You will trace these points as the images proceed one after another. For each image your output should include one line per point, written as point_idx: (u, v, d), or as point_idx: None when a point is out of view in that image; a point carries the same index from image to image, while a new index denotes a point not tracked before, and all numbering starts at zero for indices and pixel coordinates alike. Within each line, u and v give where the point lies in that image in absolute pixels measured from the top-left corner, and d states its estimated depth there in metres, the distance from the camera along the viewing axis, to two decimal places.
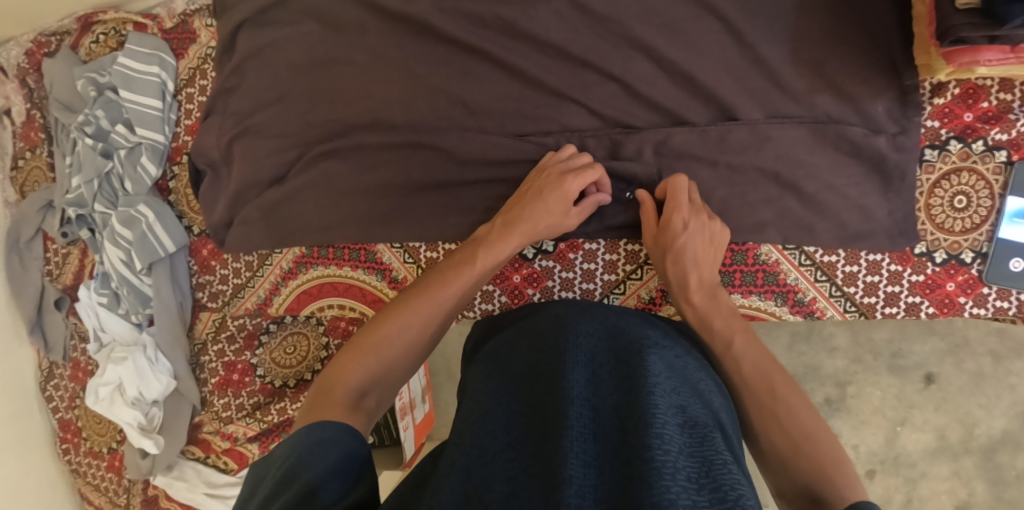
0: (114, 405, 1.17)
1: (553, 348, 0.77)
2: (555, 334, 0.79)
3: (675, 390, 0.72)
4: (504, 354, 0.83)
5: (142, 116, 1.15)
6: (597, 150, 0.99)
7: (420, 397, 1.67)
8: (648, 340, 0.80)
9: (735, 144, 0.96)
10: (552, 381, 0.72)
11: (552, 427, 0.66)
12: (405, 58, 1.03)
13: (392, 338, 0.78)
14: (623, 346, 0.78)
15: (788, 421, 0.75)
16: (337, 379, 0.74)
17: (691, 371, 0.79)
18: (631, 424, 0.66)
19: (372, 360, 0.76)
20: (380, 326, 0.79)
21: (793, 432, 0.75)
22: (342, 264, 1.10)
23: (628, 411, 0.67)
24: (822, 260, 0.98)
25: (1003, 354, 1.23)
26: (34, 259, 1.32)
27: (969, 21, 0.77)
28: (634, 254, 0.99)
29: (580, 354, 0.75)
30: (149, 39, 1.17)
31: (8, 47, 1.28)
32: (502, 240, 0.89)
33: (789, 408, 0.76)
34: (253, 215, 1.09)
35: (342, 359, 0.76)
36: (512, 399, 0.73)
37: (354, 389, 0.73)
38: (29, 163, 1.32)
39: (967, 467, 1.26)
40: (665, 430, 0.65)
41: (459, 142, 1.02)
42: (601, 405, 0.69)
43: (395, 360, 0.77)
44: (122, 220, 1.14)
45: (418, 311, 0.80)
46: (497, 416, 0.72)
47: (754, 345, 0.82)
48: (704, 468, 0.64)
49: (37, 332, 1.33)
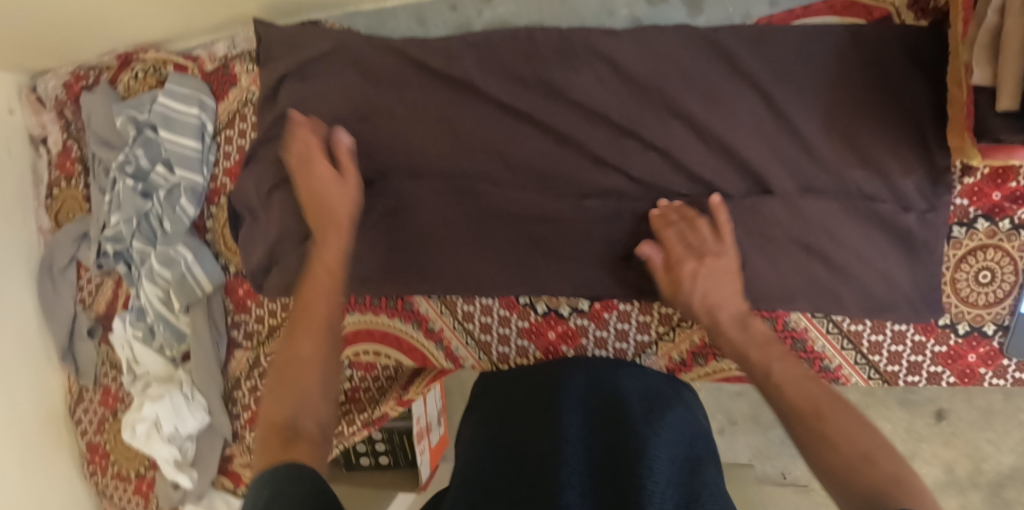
0: (150, 441, 1.18)
1: (544, 393, 0.82)
2: (545, 379, 0.85)
3: (663, 421, 0.79)
4: (495, 394, 0.87)
5: (181, 156, 1.17)
6: (632, 214, 0.99)
7: (435, 420, 1.67)
8: (632, 378, 0.86)
9: (770, 217, 0.96)
10: (546, 422, 0.77)
11: (549, 464, 0.70)
12: (446, 110, 1.03)
13: (311, 357, 0.81)
14: (609, 385, 0.84)
15: (834, 437, 0.72)
16: (277, 410, 0.75)
17: (675, 398, 0.86)
18: (625, 464, 0.71)
19: (294, 390, 0.77)
20: (296, 344, 0.82)
21: (839, 447, 0.71)
22: (379, 310, 1.11)
23: (617, 449, 0.73)
24: (849, 328, 1.01)
25: (1014, 393, 1.27)
26: (68, 285, 1.33)
27: (1010, 126, 0.80)
28: (666, 316, 1.02)
29: (572, 399, 0.80)
30: (189, 79, 1.19)
31: (46, 78, 1.30)
32: (348, 239, 0.93)
33: (836, 424, 0.73)
34: (292, 263, 1.10)
35: (270, 402, 0.76)
36: (506, 437, 0.78)
37: (301, 413, 0.75)
38: (63, 193, 1.33)
39: (976, 501, 1.30)
40: (656, 462, 0.71)
41: (498, 200, 1.02)
42: (593, 444, 0.75)
43: (320, 371, 0.80)
44: (161, 260, 1.17)
45: (317, 334, 0.83)
46: (498, 451, 0.76)
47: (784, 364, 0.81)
48: (694, 492, 0.70)
49: (69, 358, 1.34)
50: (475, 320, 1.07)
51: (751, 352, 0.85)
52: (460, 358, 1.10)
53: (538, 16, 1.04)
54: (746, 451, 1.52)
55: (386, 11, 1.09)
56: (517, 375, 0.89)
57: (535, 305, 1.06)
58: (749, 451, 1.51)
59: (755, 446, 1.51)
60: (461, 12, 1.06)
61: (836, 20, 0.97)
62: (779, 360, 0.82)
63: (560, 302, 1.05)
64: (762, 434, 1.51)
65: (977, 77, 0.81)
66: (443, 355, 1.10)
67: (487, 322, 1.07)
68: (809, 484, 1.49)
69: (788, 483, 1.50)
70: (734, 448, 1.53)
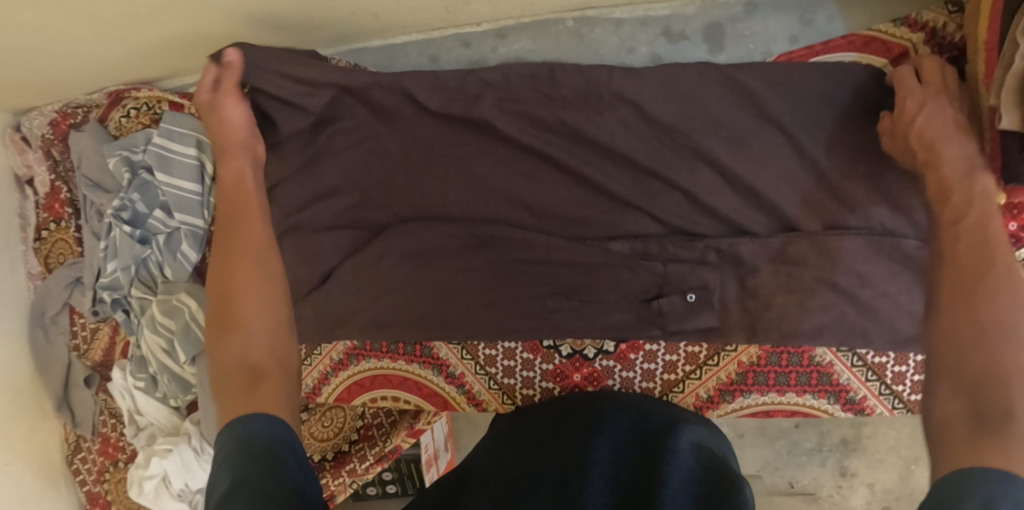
0: (160, 498, 1.13)
1: (580, 439, 0.88)
2: (584, 428, 0.90)
3: (689, 464, 0.83)
4: (534, 437, 0.93)
5: (180, 200, 1.12)
6: (659, 255, 0.99)
7: (444, 445, 1.60)
8: (668, 424, 0.91)
9: (796, 256, 0.96)
10: (578, 462, 0.83)
11: (574, 478, 0.79)
12: (463, 155, 1.01)
13: (255, 296, 0.84)
14: (644, 435, 0.89)
15: (976, 364, 0.64)
16: (229, 357, 0.79)
17: (709, 449, 0.89)
18: (650, 479, 0.79)
19: (243, 329, 0.81)
20: (235, 284, 0.85)
21: (967, 374, 0.64)
22: (396, 357, 1.10)
23: (642, 486, 0.78)
24: (873, 360, 1.00)
25: None
26: (60, 333, 1.27)
27: None
28: (693, 356, 1.02)
29: (604, 430, 0.90)
30: (185, 118, 1.13)
31: (30, 116, 1.22)
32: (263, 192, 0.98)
33: (981, 335, 0.65)
34: (307, 312, 1.07)
35: (223, 346, 0.80)
36: (538, 469, 0.84)
37: (249, 354, 0.79)
38: (52, 235, 1.27)
39: None
40: (676, 498, 0.76)
41: (522, 244, 1.01)
42: (620, 483, 0.80)
43: (271, 315, 0.83)
44: (164, 310, 1.12)
45: (253, 271, 0.86)
46: (532, 486, 0.81)
47: (986, 257, 0.70)
48: None
49: (64, 408, 1.28)
50: (498, 365, 1.07)
51: (955, 200, 0.78)
52: (483, 402, 1.09)
53: (556, 54, 1.04)
54: (752, 464, 1.46)
55: (397, 47, 1.08)
56: (557, 421, 0.95)
57: (559, 348, 1.05)
58: (756, 463, 1.44)
59: (763, 457, 1.44)
60: (476, 48, 1.06)
61: (856, 57, 0.96)
62: (975, 228, 0.74)
63: (586, 343, 1.04)
64: (768, 447, 1.44)
65: (1007, 123, 0.79)
66: (464, 399, 1.09)
67: (510, 366, 1.06)
68: (818, 492, 1.42)
69: (798, 493, 1.43)
70: (743, 461, 1.45)
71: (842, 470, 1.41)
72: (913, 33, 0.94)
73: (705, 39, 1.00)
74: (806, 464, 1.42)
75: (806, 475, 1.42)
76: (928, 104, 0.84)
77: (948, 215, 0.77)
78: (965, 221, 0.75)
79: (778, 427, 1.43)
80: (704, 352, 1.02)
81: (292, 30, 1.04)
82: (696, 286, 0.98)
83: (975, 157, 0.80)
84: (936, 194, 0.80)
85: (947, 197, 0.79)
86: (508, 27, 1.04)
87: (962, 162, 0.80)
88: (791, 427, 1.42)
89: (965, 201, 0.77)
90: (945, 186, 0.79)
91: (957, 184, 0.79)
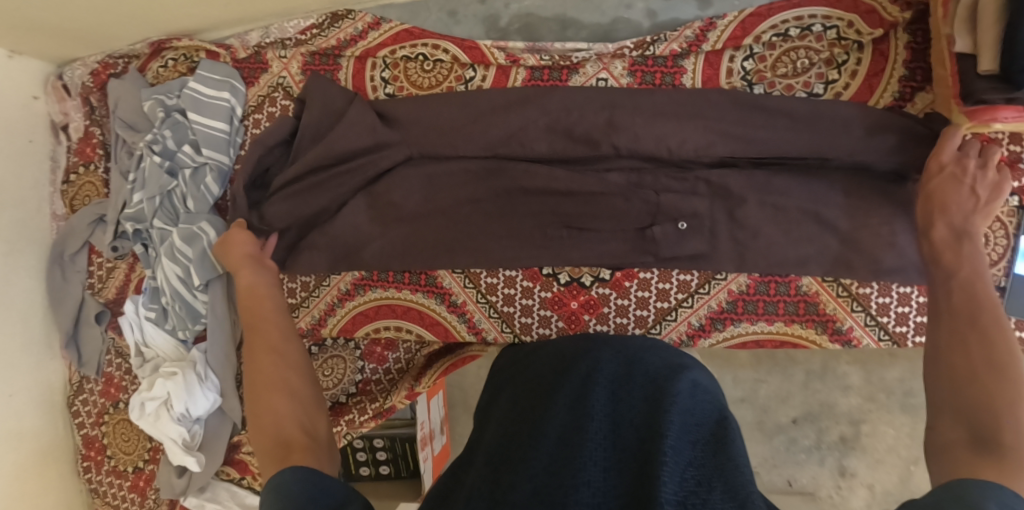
0: (159, 420, 1.16)
1: (573, 377, 0.78)
2: (576, 363, 0.80)
3: (692, 408, 0.75)
4: (526, 385, 0.83)
5: (209, 137, 1.20)
6: (653, 188, 1.04)
7: (439, 428, 1.63)
8: (667, 363, 0.82)
9: (780, 187, 1.02)
10: (573, 405, 0.74)
11: (573, 438, 0.70)
12: (472, 95, 1.08)
13: (273, 369, 0.88)
14: (642, 374, 0.79)
15: (972, 396, 0.68)
16: (264, 432, 0.82)
17: (710, 391, 0.81)
18: (647, 424, 0.71)
19: (271, 392, 0.85)
20: (261, 353, 0.90)
21: (966, 405, 0.68)
22: (401, 286, 1.15)
23: (643, 428, 0.71)
24: (858, 291, 1.04)
25: None
26: (77, 272, 1.32)
27: (991, 86, 0.87)
28: (685, 284, 1.07)
29: (601, 366, 0.79)
30: (221, 66, 1.23)
31: (74, 67, 1.34)
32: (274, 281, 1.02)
33: (975, 371, 0.70)
34: (320, 241, 1.13)
35: (255, 416, 0.84)
36: (529, 417, 0.76)
37: (280, 428, 0.82)
38: (81, 179, 1.34)
39: None
40: (676, 443, 0.69)
41: (525, 175, 1.06)
42: (620, 423, 0.72)
43: (293, 392, 0.86)
44: (183, 237, 1.17)
45: (271, 332, 0.93)
46: (522, 437, 0.73)
47: (973, 302, 0.77)
48: (718, 472, 0.67)
49: (72, 347, 1.31)
50: (498, 293, 1.11)
51: (947, 262, 0.84)
52: (482, 331, 1.12)
53: (561, 10, 1.14)
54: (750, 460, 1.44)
55: (420, 4, 1.18)
56: (548, 361, 0.85)
57: (558, 276, 1.10)
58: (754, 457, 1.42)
59: (762, 454, 1.43)
60: (490, 5, 1.15)
61: (827, 11, 1.04)
62: (949, 279, 0.82)
63: (583, 272, 1.09)
64: (767, 443, 1.43)
65: (958, 45, 0.90)
66: (465, 328, 1.13)
67: (510, 294, 1.11)
68: (817, 492, 1.40)
69: (796, 492, 1.41)
70: None
71: (842, 470, 1.40)
72: None
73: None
74: (805, 463, 1.41)
75: (805, 474, 1.41)
76: (948, 171, 0.90)
77: (942, 274, 0.83)
78: (960, 272, 0.81)
79: (776, 422, 1.43)
80: (696, 281, 1.07)
81: None
82: (685, 214, 1.04)
83: (969, 225, 0.86)
84: (931, 256, 0.87)
85: (939, 257, 0.85)
86: None
87: (953, 230, 0.87)
88: (789, 423, 1.42)
89: (955, 260, 0.83)
90: (936, 247, 0.87)
91: (947, 248, 0.85)
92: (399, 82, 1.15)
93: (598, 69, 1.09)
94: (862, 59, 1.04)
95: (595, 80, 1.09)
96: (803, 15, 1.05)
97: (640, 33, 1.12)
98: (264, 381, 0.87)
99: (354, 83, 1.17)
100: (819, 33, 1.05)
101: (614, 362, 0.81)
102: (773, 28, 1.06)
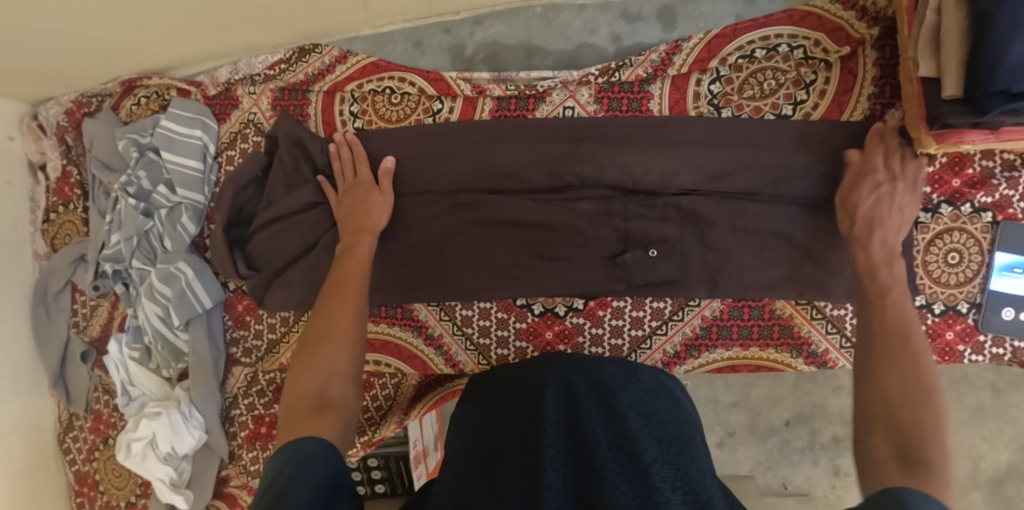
0: (146, 460, 1.17)
1: (529, 392, 0.82)
2: (531, 377, 0.85)
3: (648, 414, 0.81)
4: (485, 400, 0.87)
5: (184, 176, 1.20)
6: (621, 216, 1.04)
7: (433, 444, 1.60)
8: (622, 374, 0.87)
9: (749, 211, 1.01)
10: (531, 415, 0.77)
11: (531, 441, 0.73)
12: (440, 130, 1.09)
13: (337, 327, 0.89)
14: (598, 384, 0.84)
15: (900, 418, 0.74)
16: (304, 382, 0.83)
17: (666, 397, 0.87)
18: (610, 429, 0.76)
19: (330, 345, 0.87)
20: (332, 308, 0.91)
21: (894, 421, 0.74)
22: (379, 320, 1.15)
23: (602, 431, 0.75)
24: (833, 313, 1.03)
25: (1002, 388, 1.29)
26: (61, 311, 1.34)
27: (955, 110, 0.86)
28: (658, 311, 1.07)
29: (556, 378, 0.84)
30: (192, 104, 1.23)
31: (48, 106, 1.34)
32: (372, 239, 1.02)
33: (898, 398, 0.75)
34: (295, 277, 1.14)
35: (301, 365, 0.85)
36: (492, 431, 0.80)
37: (323, 383, 0.83)
38: (61, 217, 1.35)
39: (976, 501, 1.30)
40: (641, 445, 0.73)
41: (493, 208, 1.06)
42: (577, 425, 0.76)
43: (346, 355, 0.86)
44: (162, 277, 1.18)
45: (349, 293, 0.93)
46: (483, 451, 0.77)
47: (897, 320, 0.84)
48: (681, 473, 0.72)
49: (60, 385, 1.33)
50: (473, 325, 1.11)
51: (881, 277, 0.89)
52: (460, 363, 1.13)
53: (526, 36, 1.13)
54: (744, 464, 1.42)
55: (384, 35, 1.17)
56: (507, 377, 0.89)
57: (532, 307, 1.10)
58: (748, 461, 1.41)
59: (756, 456, 1.41)
60: (455, 34, 1.15)
61: (793, 30, 1.03)
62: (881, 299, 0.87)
63: (556, 301, 1.09)
64: (760, 445, 1.41)
65: (923, 69, 0.89)
66: (442, 361, 1.13)
67: (485, 325, 1.11)
68: (812, 492, 1.39)
69: (791, 494, 1.39)
70: (734, 460, 1.42)
71: (836, 470, 1.38)
72: (845, 10, 1.02)
73: (659, 19, 1.09)
74: (799, 463, 1.39)
75: (800, 476, 1.40)
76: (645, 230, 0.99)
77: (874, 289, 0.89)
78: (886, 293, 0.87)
79: (769, 425, 1.41)
80: (669, 307, 1.07)
81: (288, 23, 1.14)
82: (654, 242, 1.04)
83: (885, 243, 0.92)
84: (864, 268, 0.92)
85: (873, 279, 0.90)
86: (484, 15, 1.14)
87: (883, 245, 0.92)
88: (781, 425, 1.40)
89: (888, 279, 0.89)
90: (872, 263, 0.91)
91: (870, 273, 0.90)
92: (368, 116, 1.16)
93: (564, 97, 1.10)
94: (830, 78, 1.03)
95: (562, 109, 1.09)
96: (770, 35, 1.04)
97: (604, 59, 1.12)
98: (321, 336, 0.88)
99: (323, 119, 1.18)
100: (786, 53, 1.04)
101: (572, 372, 0.85)
102: (739, 50, 1.05)
